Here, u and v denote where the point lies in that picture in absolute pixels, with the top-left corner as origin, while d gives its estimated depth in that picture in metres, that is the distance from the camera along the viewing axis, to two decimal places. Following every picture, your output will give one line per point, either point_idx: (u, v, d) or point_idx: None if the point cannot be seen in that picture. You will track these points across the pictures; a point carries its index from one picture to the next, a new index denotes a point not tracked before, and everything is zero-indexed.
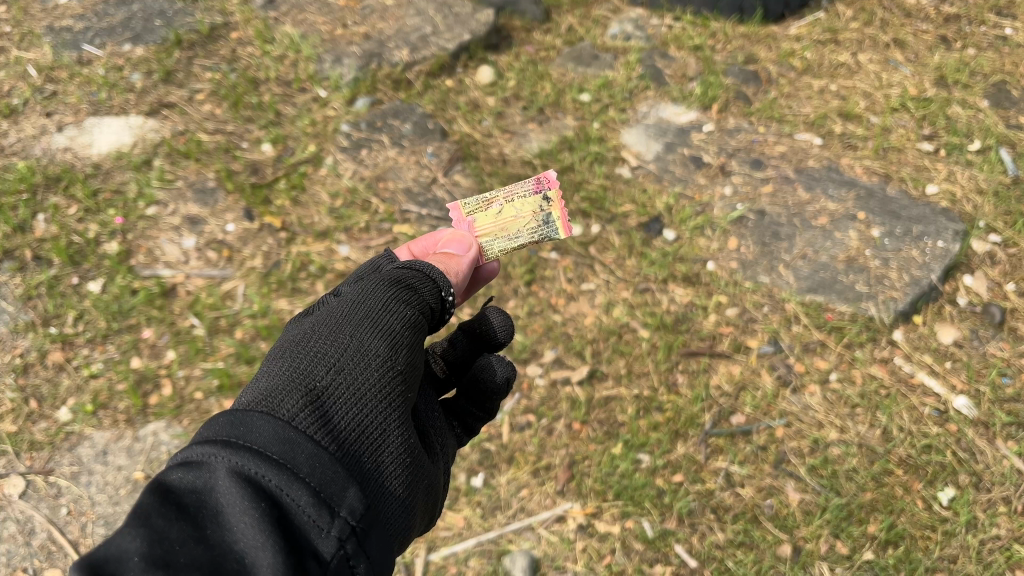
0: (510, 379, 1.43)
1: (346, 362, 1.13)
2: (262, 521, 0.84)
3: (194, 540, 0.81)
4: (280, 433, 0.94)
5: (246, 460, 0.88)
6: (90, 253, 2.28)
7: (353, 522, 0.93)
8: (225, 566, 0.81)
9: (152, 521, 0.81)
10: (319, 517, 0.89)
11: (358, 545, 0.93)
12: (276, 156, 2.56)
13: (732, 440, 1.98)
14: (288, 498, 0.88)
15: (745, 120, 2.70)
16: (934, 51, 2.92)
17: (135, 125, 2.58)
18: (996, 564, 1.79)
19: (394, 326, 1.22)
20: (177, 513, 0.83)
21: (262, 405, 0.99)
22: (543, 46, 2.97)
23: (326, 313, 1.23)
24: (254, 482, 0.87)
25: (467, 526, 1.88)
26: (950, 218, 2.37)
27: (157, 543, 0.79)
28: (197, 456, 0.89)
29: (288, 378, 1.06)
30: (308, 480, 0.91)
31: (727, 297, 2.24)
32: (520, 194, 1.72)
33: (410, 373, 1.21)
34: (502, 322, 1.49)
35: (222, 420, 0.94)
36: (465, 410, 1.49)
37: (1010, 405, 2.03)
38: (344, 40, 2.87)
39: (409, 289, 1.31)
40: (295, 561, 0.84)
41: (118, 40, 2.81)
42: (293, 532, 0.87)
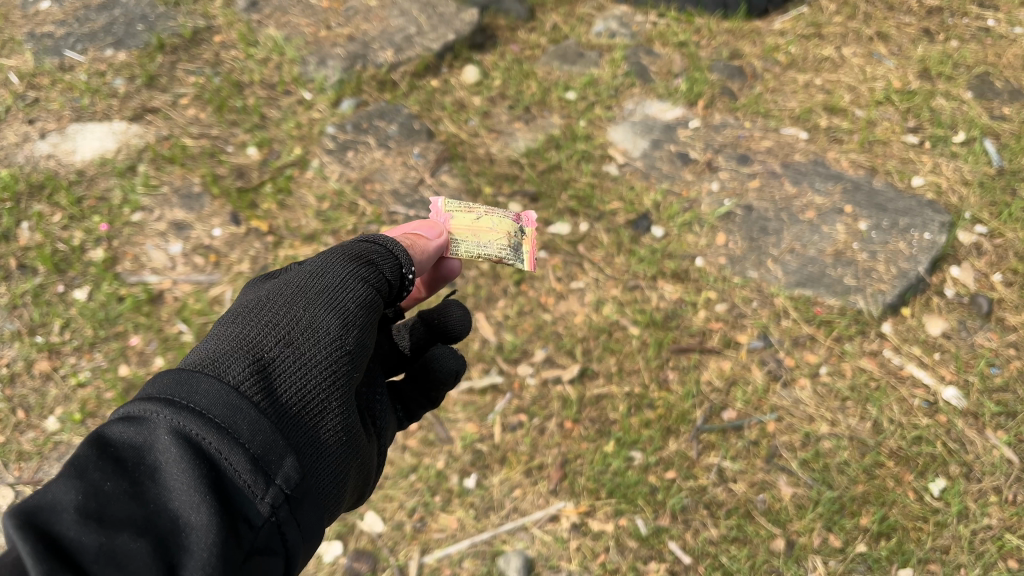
0: (459, 372, 1.47)
1: (296, 333, 1.14)
2: (199, 482, 0.86)
3: (130, 496, 0.83)
4: (224, 397, 0.95)
5: (187, 420, 0.89)
6: (75, 260, 2.27)
7: (288, 490, 0.97)
8: (157, 523, 0.83)
9: (89, 474, 0.82)
10: (254, 483, 0.92)
11: (291, 512, 0.97)
12: (262, 160, 2.54)
13: (724, 435, 1.99)
14: (225, 462, 0.90)
15: (731, 115, 2.71)
16: (917, 43, 2.93)
17: (118, 131, 2.56)
18: (988, 553, 1.80)
19: (348, 304, 1.22)
20: (114, 466, 0.84)
21: (209, 366, 1.00)
22: (528, 45, 2.97)
23: (284, 282, 1.22)
24: (194, 443, 0.88)
25: (460, 527, 1.87)
26: (936, 210, 2.38)
27: (90, 496, 0.80)
28: (139, 411, 0.89)
29: (237, 344, 1.06)
30: (248, 446, 0.93)
31: (716, 293, 2.24)
32: (499, 215, 1.80)
33: (361, 350, 1.22)
34: (462, 318, 1.54)
35: (166, 376, 0.94)
36: (410, 396, 1.51)
37: (999, 395, 2.04)
38: (328, 42, 2.85)
39: (370, 265, 1.31)
40: (227, 523, 0.87)
41: (100, 45, 2.79)
42: (228, 495, 0.89)
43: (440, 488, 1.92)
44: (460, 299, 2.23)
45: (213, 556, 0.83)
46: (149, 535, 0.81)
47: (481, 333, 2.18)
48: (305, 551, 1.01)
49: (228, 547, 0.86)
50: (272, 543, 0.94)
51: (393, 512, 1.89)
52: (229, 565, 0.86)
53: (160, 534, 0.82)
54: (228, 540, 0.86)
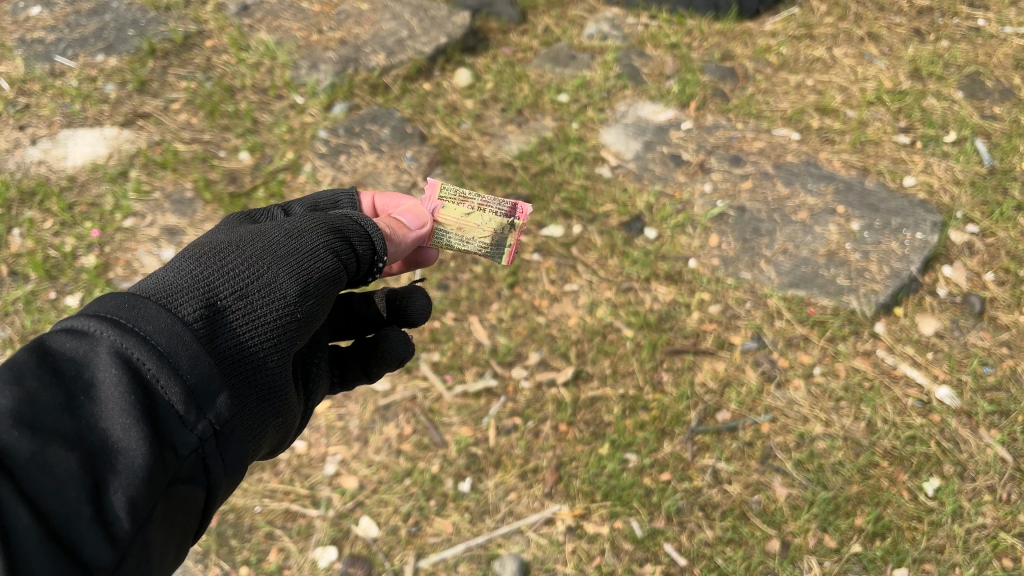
0: (404, 358, 1.56)
1: (256, 280, 1.16)
2: (131, 406, 0.91)
3: (66, 410, 0.89)
4: (172, 326, 0.98)
5: (131, 344, 0.93)
6: (67, 266, 2.27)
7: (218, 426, 1.00)
8: (88, 440, 0.89)
9: (27, 381, 0.88)
10: (186, 413, 0.96)
11: (217, 445, 1.01)
12: (254, 164, 2.54)
13: (718, 436, 1.99)
14: (160, 390, 0.94)
15: (724, 117, 2.71)
16: (908, 43, 2.94)
17: (109, 137, 2.56)
18: (983, 552, 1.81)
19: (315, 271, 1.24)
20: (54, 377, 0.90)
21: (162, 297, 1.03)
22: (520, 48, 2.97)
23: (254, 229, 1.24)
24: (133, 368, 0.93)
25: (456, 531, 1.86)
26: (928, 210, 2.39)
27: (27, 403, 0.86)
28: (88, 327, 0.94)
29: (198, 280, 1.09)
30: (186, 378, 0.96)
31: (709, 294, 2.24)
32: (494, 208, 1.71)
33: (315, 311, 1.24)
34: (422, 307, 1.57)
35: (118, 296, 0.97)
36: (349, 364, 1.57)
37: (992, 394, 2.05)
38: (320, 46, 2.85)
39: (346, 241, 1.31)
40: (156, 450, 0.92)
41: (91, 50, 2.78)
42: (158, 421, 0.94)
43: (435, 492, 1.92)
44: (453, 302, 2.23)
45: (137, 479, 0.90)
46: (79, 449, 0.88)
47: (475, 336, 2.18)
48: (229, 484, 1.06)
49: (153, 473, 0.92)
50: (195, 473, 0.99)
51: (388, 517, 1.88)
52: (151, 490, 0.92)
53: (90, 450, 0.88)
54: (155, 466, 0.92)
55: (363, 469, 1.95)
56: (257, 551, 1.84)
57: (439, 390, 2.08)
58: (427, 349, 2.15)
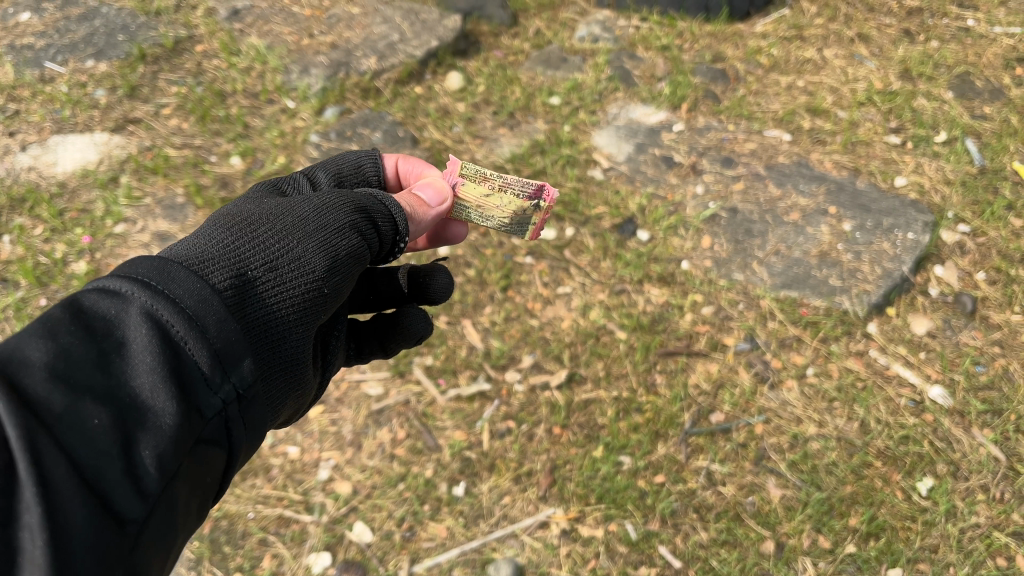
0: (423, 336, 1.60)
1: (280, 254, 1.14)
2: (162, 366, 0.88)
3: (97, 365, 0.85)
4: (200, 290, 0.96)
5: (161, 306, 0.91)
6: (57, 273, 2.26)
7: (240, 390, 0.98)
8: (119, 396, 0.85)
9: (60, 336, 0.84)
10: (212, 376, 0.94)
11: (239, 410, 0.99)
12: (245, 169, 2.53)
13: (712, 438, 1.99)
14: (188, 352, 0.92)
15: (715, 118, 2.71)
16: (897, 44, 2.95)
17: (100, 142, 2.55)
18: (977, 552, 1.81)
19: (337, 249, 1.23)
20: (86, 334, 0.87)
21: (190, 263, 1.01)
22: (511, 50, 2.97)
23: (278, 206, 1.23)
24: (163, 328, 0.91)
25: (450, 535, 1.86)
26: (920, 210, 2.40)
27: (60, 357, 0.83)
28: (118, 288, 0.91)
29: (223, 249, 1.07)
30: (213, 342, 0.94)
31: (702, 296, 2.24)
32: (516, 189, 1.68)
33: (335, 288, 1.23)
34: (443, 285, 1.58)
35: (146, 260, 0.95)
36: (366, 338, 1.58)
37: (984, 393, 2.06)
38: (311, 50, 2.84)
39: (368, 219, 1.32)
40: (184, 410, 0.90)
41: (81, 56, 2.77)
42: (186, 384, 0.91)
43: (429, 496, 1.91)
44: (446, 305, 2.23)
45: (167, 437, 0.87)
46: (111, 405, 0.84)
47: (468, 340, 2.17)
48: (246, 450, 1.04)
49: (182, 433, 0.89)
50: (217, 435, 0.97)
51: (382, 522, 1.88)
52: (180, 450, 0.89)
53: (123, 406, 0.85)
54: (183, 426, 0.89)
55: (357, 474, 1.95)
56: (250, 558, 1.84)
57: (433, 394, 2.08)
58: (421, 353, 2.15)
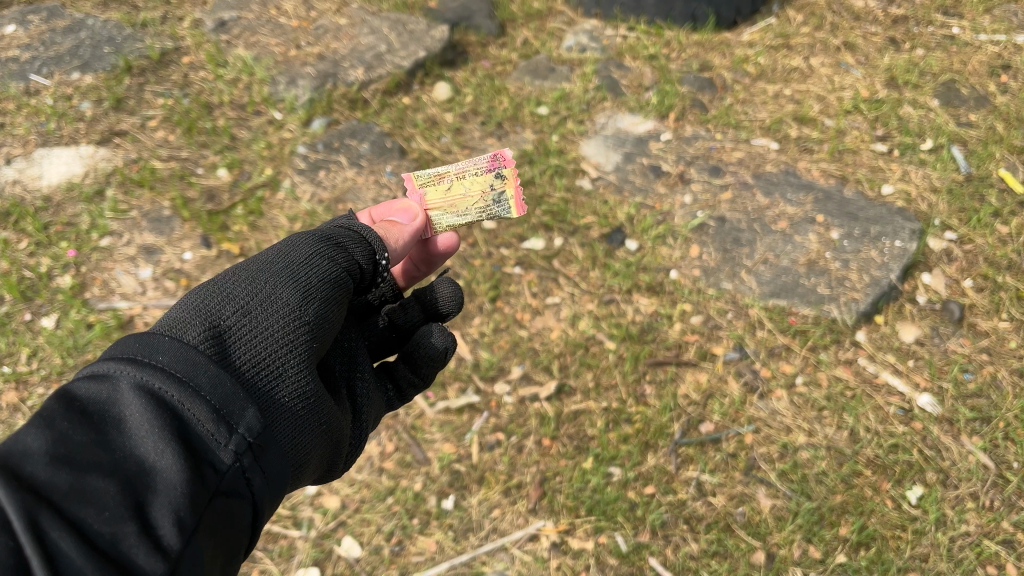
0: (448, 349, 1.47)
1: (261, 301, 1.14)
2: (161, 431, 0.88)
3: (96, 444, 0.86)
4: (185, 353, 0.96)
5: (150, 375, 0.91)
6: (42, 287, 2.24)
7: (251, 439, 0.97)
8: (124, 468, 0.86)
9: (56, 424, 0.85)
10: (217, 431, 0.93)
11: (255, 458, 0.98)
12: (232, 181, 2.52)
13: (702, 448, 1.98)
14: (188, 413, 0.92)
15: (703, 127, 2.72)
16: (883, 52, 2.96)
17: (85, 155, 2.54)
18: (967, 561, 1.81)
19: (313, 281, 1.23)
20: (80, 417, 0.87)
21: (169, 329, 1.01)
22: (499, 61, 2.98)
23: (254, 258, 1.24)
24: (157, 396, 0.90)
25: (439, 549, 1.85)
26: (907, 218, 2.40)
27: (59, 443, 0.83)
28: (104, 368, 0.92)
29: (204, 311, 1.07)
30: (209, 397, 0.94)
31: (691, 305, 2.24)
32: (473, 170, 1.72)
33: (328, 320, 1.22)
34: (452, 295, 1.54)
35: (129, 338, 0.95)
36: (400, 374, 1.53)
37: (973, 400, 2.06)
38: (298, 61, 2.83)
39: (340, 248, 1.31)
40: (191, 467, 0.90)
41: (67, 68, 2.76)
42: (192, 444, 0.91)
43: (418, 510, 1.90)
44: None
45: (178, 495, 0.88)
46: (115, 477, 0.84)
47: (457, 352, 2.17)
48: (273, 498, 1.03)
49: (193, 489, 0.89)
50: (237, 487, 0.96)
51: (370, 536, 1.86)
52: (195, 506, 0.89)
53: (128, 476, 0.85)
54: (194, 483, 0.89)
55: (346, 488, 1.93)
56: None
57: (421, 406, 2.06)
58: None
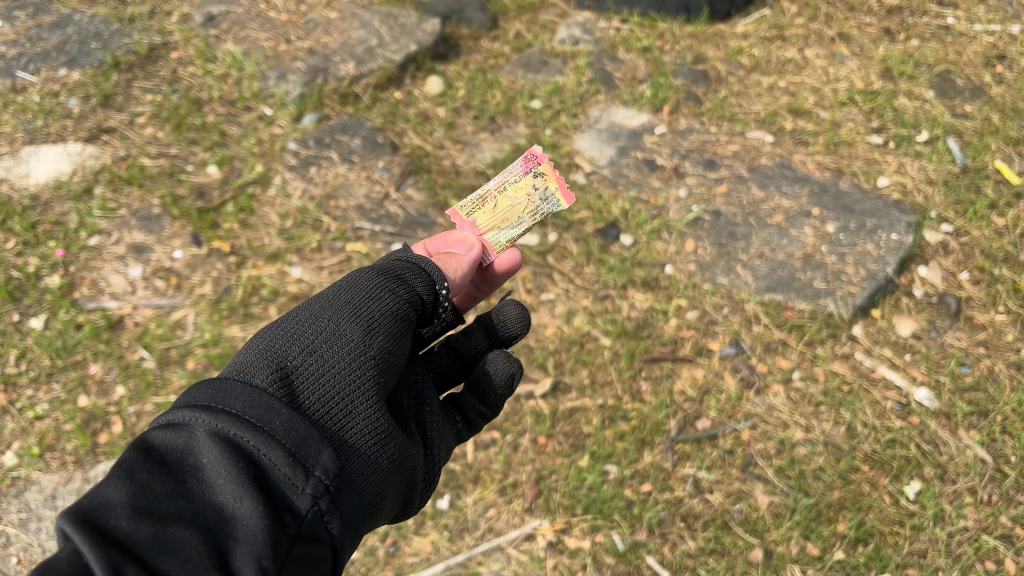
0: (514, 375, 1.44)
1: (323, 340, 1.16)
2: (240, 476, 0.91)
3: (176, 493, 0.87)
4: (257, 399, 0.99)
5: (225, 423, 0.94)
6: (30, 288, 2.21)
7: (327, 481, 0.99)
8: (204, 516, 0.87)
9: (137, 474, 0.86)
10: (294, 475, 0.96)
11: (332, 501, 1.00)
12: (222, 178, 2.49)
13: (699, 445, 1.97)
14: (265, 458, 0.94)
15: (697, 120, 2.70)
16: (878, 43, 2.94)
17: (73, 152, 2.50)
18: (965, 556, 1.80)
19: (374, 313, 1.24)
20: (160, 468, 0.88)
21: (238, 376, 1.04)
22: (491, 54, 2.95)
23: (311, 300, 1.27)
24: (233, 442, 0.93)
25: (435, 550, 1.83)
26: (903, 211, 2.39)
27: (140, 494, 0.84)
28: (179, 419, 0.94)
29: (268, 356, 1.10)
30: (284, 441, 0.97)
31: (687, 300, 2.22)
32: (512, 179, 1.72)
33: (392, 353, 1.24)
34: (518, 317, 1.54)
35: (201, 388, 0.98)
36: (468, 405, 1.51)
37: (970, 394, 2.05)
38: (288, 56, 2.80)
39: (400, 280, 1.32)
40: (270, 512, 0.91)
41: (53, 64, 2.72)
42: (270, 488, 0.93)
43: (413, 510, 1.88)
44: None
45: (260, 542, 0.88)
46: (197, 526, 0.85)
47: None
48: (351, 542, 1.04)
49: (275, 534, 0.90)
50: (316, 531, 0.97)
51: (365, 537, 1.85)
52: (277, 552, 0.89)
53: (208, 525, 0.86)
54: (274, 530, 0.90)
55: None
56: None
57: None
58: None
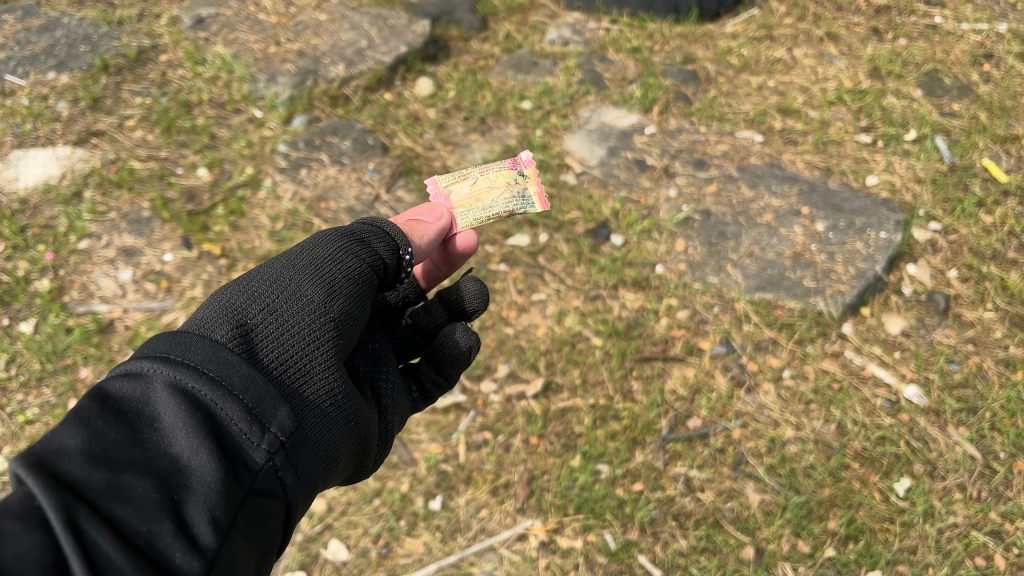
0: (472, 348, 1.48)
1: (285, 299, 1.14)
2: (196, 429, 0.88)
3: (131, 442, 0.85)
4: (217, 352, 0.96)
5: (184, 375, 0.91)
6: (20, 291, 2.21)
7: (284, 438, 0.97)
8: (158, 466, 0.85)
9: (92, 422, 0.83)
10: (251, 431, 0.93)
11: (288, 458, 0.98)
12: (212, 181, 2.48)
13: (690, 444, 1.97)
14: (221, 412, 0.91)
15: (687, 120, 2.71)
16: (866, 42, 2.96)
17: (62, 156, 2.50)
18: (955, 552, 1.81)
19: (337, 276, 1.22)
20: (116, 417, 0.86)
21: (196, 329, 1.01)
22: (481, 55, 2.95)
23: (276, 258, 1.24)
24: (190, 395, 0.90)
25: (427, 551, 1.83)
26: (891, 209, 2.40)
27: (95, 441, 0.82)
28: (137, 367, 0.91)
29: (229, 310, 1.07)
30: (242, 396, 0.94)
31: (677, 300, 2.23)
32: (497, 171, 1.78)
33: (352, 317, 1.22)
34: (477, 293, 1.56)
35: (161, 337, 0.95)
36: (425, 375, 1.52)
37: (959, 391, 2.06)
38: (278, 59, 2.80)
39: (363, 243, 1.31)
40: (226, 466, 0.89)
41: (42, 68, 2.71)
42: (225, 443, 0.90)
43: (405, 512, 1.88)
44: None
45: (213, 493, 0.86)
46: (150, 475, 0.83)
47: None
48: (304, 500, 1.02)
49: (228, 488, 0.88)
50: (270, 486, 0.95)
51: (357, 539, 1.85)
52: (230, 505, 0.88)
53: (162, 475, 0.84)
54: (229, 483, 0.88)
55: (332, 491, 1.91)
56: None
57: None
58: None
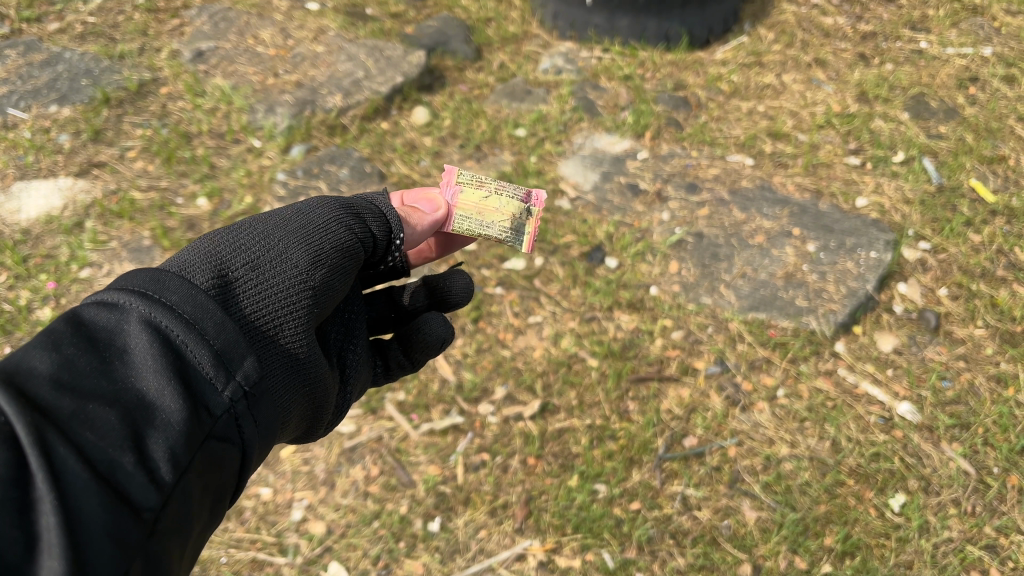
0: (445, 341, 1.56)
1: (266, 258, 1.17)
2: (166, 368, 0.90)
3: (100, 371, 0.87)
4: (194, 296, 0.98)
5: (159, 313, 0.93)
6: (21, 320, 2.24)
7: (247, 387, 0.99)
8: (125, 398, 0.87)
9: (64, 347, 0.86)
10: (216, 376, 0.95)
11: (249, 407, 1.00)
12: (212, 210, 2.52)
13: (686, 463, 1.99)
14: (191, 355, 0.94)
15: (678, 145, 2.76)
16: (853, 68, 3.02)
17: (64, 187, 2.54)
18: (951, 567, 1.82)
19: (324, 245, 1.26)
20: (88, 344, 0.88)
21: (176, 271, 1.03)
22: (476, 84, 3.00)
23: (263, 216, 1.27)
24: (163, 334, 0.92)
25: (426, 572, 1.84)
26: (881, 229, 2.44)
27: (65, 367, 0.84)
28: (115, 299, 0.93)
29: (208, 257, 1.10)
30: (213, 342, 0.96)
31: (671, 321, 2.26)
32: (510, 194, 1.80)
33: (330, 288, 1.26)
34: (463, 288, 1.61)
35: (141, 273, 0.97)
36: (391, 354, 1.59)
37: (952, 407, 2.08)
38: (276, 90, 2.85)
39: (358, 218, 1.37)
40: (190, 408, 0.91)
41: (44, 101, 2.76)
42: (191, 384, 0.93)
43: (405, 533, 1.89)
44: None
45: (176, 432, 0.89)
46: (117, 406, 0.86)
47: (440, 373, 2.17)
48: (260, 449, 1.05)
49: (190, 429, 0.91)
50: (229, 433, 0.98)
51: (357, 561, 1.86)
52: (190, 445, 0.90)
53: (128, 407, 0.87)
54: (191, 423, 0.91)
55: (331, 514, 1.92)
56: None
57: (405, 429, 2.06)
58: (393, 389, 2.13)
